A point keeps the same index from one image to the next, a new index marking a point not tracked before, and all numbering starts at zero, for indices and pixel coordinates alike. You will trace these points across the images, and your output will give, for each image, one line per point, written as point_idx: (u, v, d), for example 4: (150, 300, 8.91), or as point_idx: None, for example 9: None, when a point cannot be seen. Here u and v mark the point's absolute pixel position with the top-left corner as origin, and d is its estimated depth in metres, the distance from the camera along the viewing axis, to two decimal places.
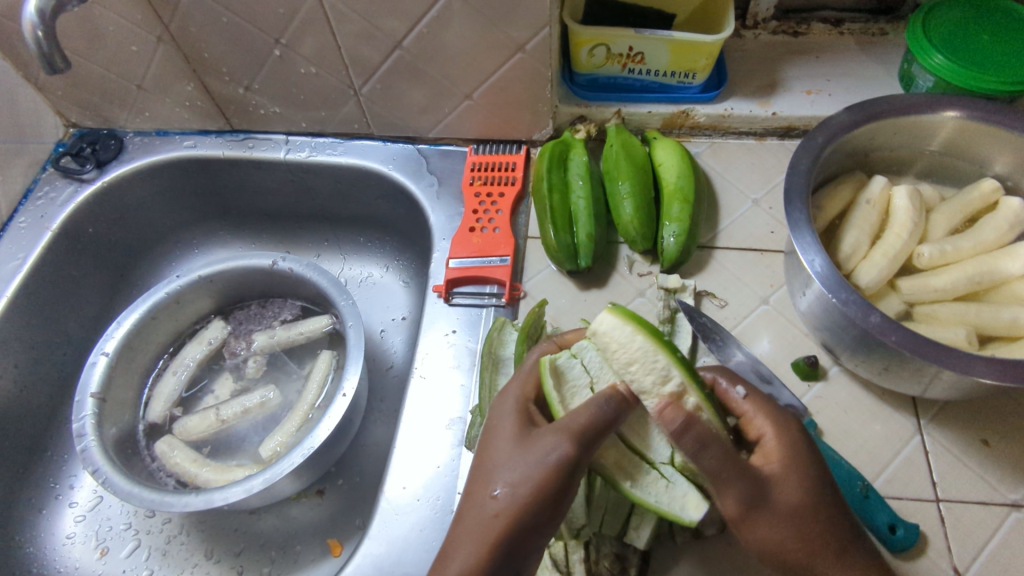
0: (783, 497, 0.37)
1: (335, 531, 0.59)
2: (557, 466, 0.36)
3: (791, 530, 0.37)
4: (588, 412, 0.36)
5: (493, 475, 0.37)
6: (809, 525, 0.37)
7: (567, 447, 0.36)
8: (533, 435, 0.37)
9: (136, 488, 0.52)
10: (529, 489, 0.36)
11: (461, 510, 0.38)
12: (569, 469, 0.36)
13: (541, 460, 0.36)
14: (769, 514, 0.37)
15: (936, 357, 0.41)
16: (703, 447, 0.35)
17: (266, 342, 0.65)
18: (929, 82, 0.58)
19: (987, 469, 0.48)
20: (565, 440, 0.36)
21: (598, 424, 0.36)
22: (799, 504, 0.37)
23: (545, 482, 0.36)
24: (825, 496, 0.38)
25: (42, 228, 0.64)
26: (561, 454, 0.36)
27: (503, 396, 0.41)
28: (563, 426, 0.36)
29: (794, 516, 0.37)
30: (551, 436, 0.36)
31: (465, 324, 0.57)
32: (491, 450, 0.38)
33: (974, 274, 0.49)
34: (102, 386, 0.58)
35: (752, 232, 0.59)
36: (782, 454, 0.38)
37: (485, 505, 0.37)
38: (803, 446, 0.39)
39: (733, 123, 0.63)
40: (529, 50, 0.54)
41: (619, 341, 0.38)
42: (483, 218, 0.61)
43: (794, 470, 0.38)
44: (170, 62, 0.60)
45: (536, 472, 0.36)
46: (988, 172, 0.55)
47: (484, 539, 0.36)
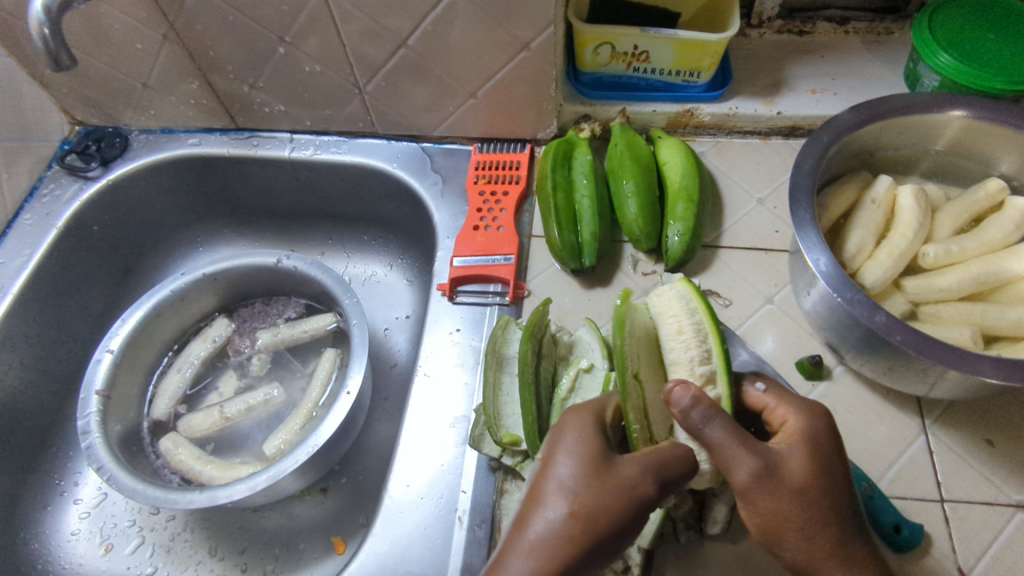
0: (794, 477, 0.36)
1: (339, 528, 0.59)
2: (640, 502, 0.36)
3: (798, 510, 0.36)
4: (678, 455, 0.38)
5: (567, 492, 0.37)
6: (814, 508, 0.36)
7: (652, 486, 0.36)
8: (614, 461, 0.37)
9: (140, 485, 0.52)
10: (609, 517, 0.36)
11: (526, 520, 0.37)
12: (646, 507, 0.37)
13: (626, 491, 0.36)
14: (775, 490, 0.36)
15: (941, 357, 0.41)
16: (709, 422, 0.36)
17: (271, 340, 0.65)
18: (934, 81, 0.58)
19: (992, 469, 0.47)
20: (654, 479, 0.37)
21: (682, 468, 0.38)
22: (809, 483, 0.36)
23: (623, 512, 0.36)
24: (836, 482, 0.37)
25: (47, 226, 0.64)
26: (648, 490, 0.36)
27: (576, 412, 0.40)
28: (652, 462, 0.37)
29: (803, 495, 0.36)
30: (641, 472, 0.37)
31: (469, 322, 0.57)
32: (565, 468, 0.37)
33: (980, 274, 0.48)
34: (107, 383, 0.58)
35: (756, 232, 0.59)
36: (801, 436, 0.38)
37: (553, 519, 0.36)
38: (824, 432, 0.39)
39: (738, 122, 0.63)
40: (534, 48, 0.54)
41: (679, 309, 0.41)
42: (487, 217, 0.61)
43: (809, 452, 0.37)
44: (176, 60, 0.60)
45: (616, 501, 0.36)
46: (993, 172, 0.54)
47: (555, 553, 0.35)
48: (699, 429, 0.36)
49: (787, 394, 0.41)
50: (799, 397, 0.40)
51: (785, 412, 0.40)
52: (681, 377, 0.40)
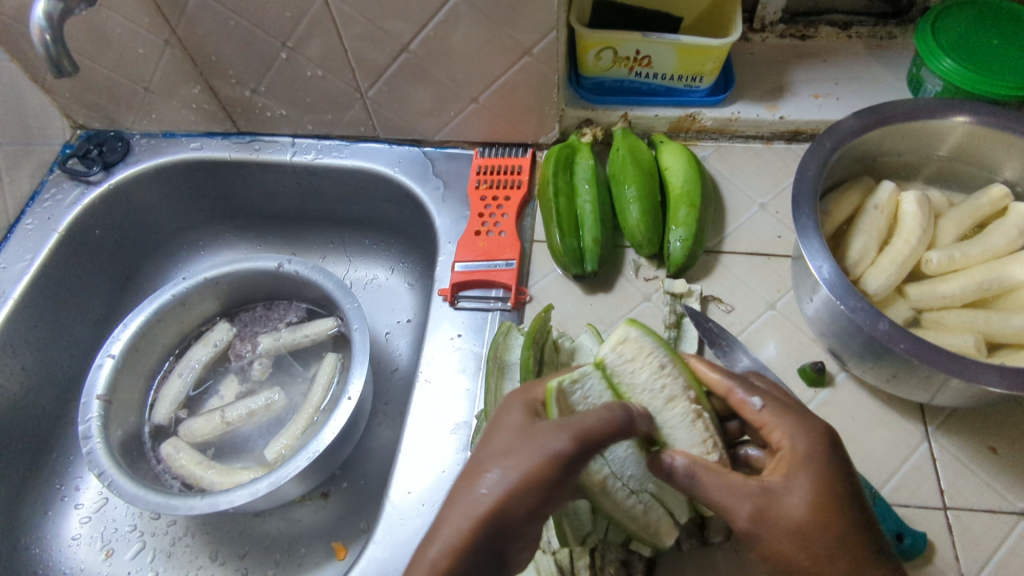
0: (790, 513, 0.36)
1: (339, 534, 0.59)
2: (556, 460, 0.35)
3: (798, 546, 0.36)
4: (603, 418, 0.37)
5: (488, 460, 0.36)
6: (815, 542, 0.36)
7: (569, 443, 0.35)
8: (534, 427, 0.36)
9: (142, 491, 0.52)
10: (522, 477, 0.35)
11: (449, 493, 0.36)
12: (565, 465, 0.35)
13: (540, 449, 0.35)
14: (769, 530, 0.37)
15: (945, 365, 0.41)
16: (695, 478, 0.38)
17: (272, 344, 0.65)
18: (938, 86, 0.58)
19: (996, 476, 0.47)
20: (570, 437, 0.35)
21: (606, 431, 0.36)
22: (811, 515, 0.36)
23: (539, 473, 0.34)
24: (844, 508, 0.36)
25: (49, 230, 0.64)
26: (564, 447, 0.35)
27: (515, 395, 0.40)
28: (570, 423, 0.36)
29: (802, 531, 0.36)
30: (557, 431, 0.36)
31: (471, 328, 0.57)
32: (491, 439, 0.37)
33: (983, 281, 0.48)
34: (109, 388, 0.58)
35: (758, 237, 0.59)
36: (802, 464, 0.38)
37: (475, 490, 0.35)
38: (829, 454, 0.38)
39: (740, 126, 0.63)
40: (536, 53, 0.54)
41: (643, 352, 0.43)
42: (488, 222, 0.61)
43: (807, 481, 0.37)
44: (177, 64, 0.60)
45: (531, 458, 0.35)
46: (997, 178, 0.54)
47: (472, 518, 0.34)
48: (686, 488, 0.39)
49: (780, 408, 0.40)
50: (797, 416, 0.39)
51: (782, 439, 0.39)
52: (682, 411, 0.42)
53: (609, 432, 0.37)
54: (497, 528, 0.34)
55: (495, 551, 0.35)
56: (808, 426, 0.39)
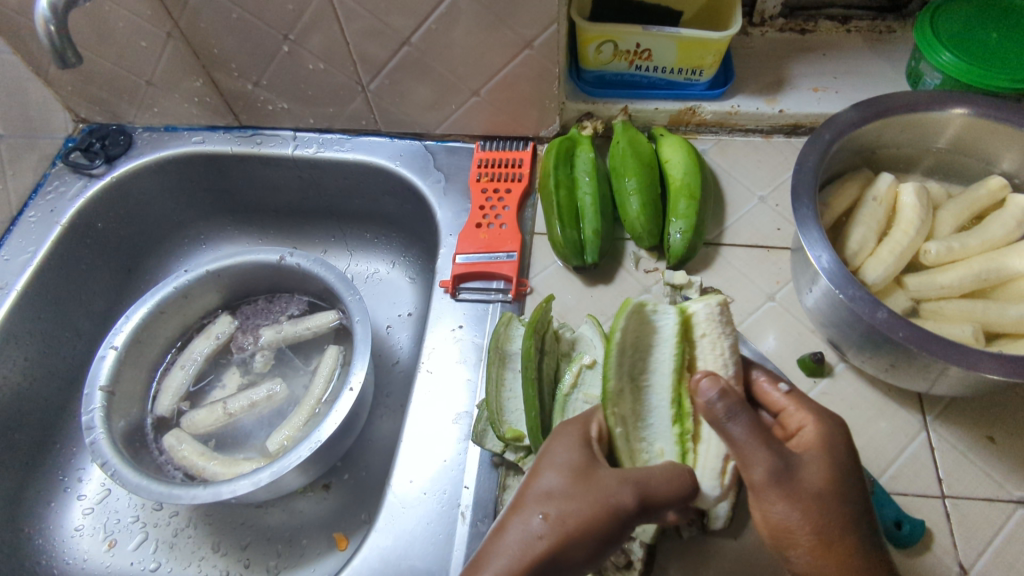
0: (810, 483, 0.37)
1: (341, 525, 0.59)
2: (616, 512, 0.37)
3: (814, 515, 0.37)
4: (665, 475, 0.39)
5: (544, 500, 0.38)
6: (830, 513, 0.37)
7: (630, 498, 0.37)
8: (595, 472, 0.38)
9: (145, 480, 0.52)
10: (577, 523, 0.36)
11: (503, 524, 0.38)
12: (624, 520, 0.37)
13: (601, 499, 0.37)
14: (793, 493, 0.37)
15: (944, 353, 0.41)
16: (733, 417, 0.36)
17: (273, 337, 0.65)
18: (936, 79, 0.58)
19: (994, 465, 0.48)
20: (633, 492, 0.37)
21: (666, 487, 0.38)
22: (825, 487, 0.37)
23: (596, 518, 0.36)
24: (850, 489, 0.38)
25: (52, 223, 0.64)
26: (624, 501, 0.37)
27: (572, 424, 0.41)
28: (630, 476, 0.38)
29: (821, 500, 0.37)
30: (620, 484, 0.37)
31: (472, 319, 0.57)
32: (544, 477, 0.39)
33: (981, 271, 0.48)
34: (111, 379, 0.58)
35: (758, 229, 0.60)
36: (819, 441, 0.39)
37: (528, 528, 0.37)
38: (839, 438, 0.39)
39: (740, 120, 0.63)
40: (537, 46, 0.55)
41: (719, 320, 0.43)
42: (489, 214, 0.61)
43: (826, 455, 0.38)
44: (180, 57, 0.60)
45: (592, 505, 0.37)
46: (995, 170, 0.55)
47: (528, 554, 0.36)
48: (723, 423, 0.36)
49: (806, 399, 0.42)
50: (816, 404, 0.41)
51: (800, 419, 0.41)
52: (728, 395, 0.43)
53: (669, 493, 0.38)
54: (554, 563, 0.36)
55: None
56: (825, 414, 0.41)
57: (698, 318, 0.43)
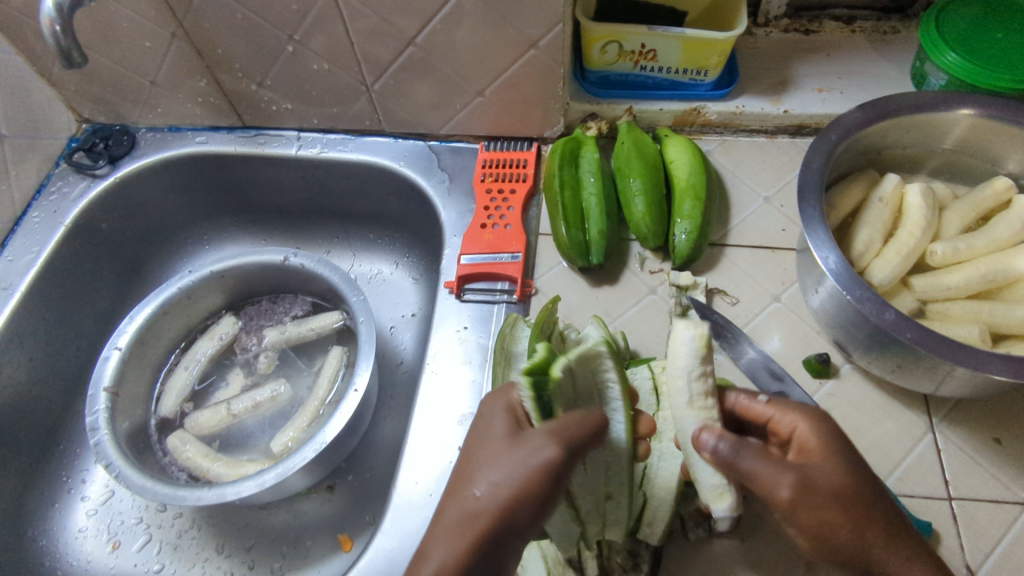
0: (830, 482, 0.37)
1: (345, 526, 0.59)
2: (545, 470, 0.35)
3: (846, 513, 0.36)
4: (575, 420, 0.36)
5: (476, 476, 0.36)
6: (857, 506, 0.36)
7: (554, 452, 0.35)
8: (519, 437, 0.37)
9: (150, 482, 0.52)
10: (512, 491, 0.35)
11: (443, 508, 0.37)
12: (554, 476, 0.35)
13: (526, 462, 0.35)
14: (822, 496, 0.36)
15: (951, 354, 0.41)
16: (738, 452, 0.37)
17: (277, 337, 0.65)
18: (941, 80, 0.59)
19: (1000, 466, 0.48)
20: (555, 444, 0.35)
21: (584, 427, 0.36)
22: (845, 484, 0.37)
23: (528, 484, 0.35)
24: (865, 477, 0.38)
25: (55, 223, 0.64)
26: (549, 457, 0.35)
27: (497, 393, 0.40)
28: (551, 429, 0.36)
29: (847, 496, 0.36)
30: (544, 441, 0.35)
31: (477, 320, 0.57)
32: (477, 453, 0.37)
33: (988, 272, 0.48)
34: (115, 380, 0.58)
35: (763, 230, 0.60)
36: (821, 438, 0.38)
37: (468, 503, 0.36)
38: (836, 432, 0.39)
39: (744, 120, 0.63)
40: (542, 46, 0.55)
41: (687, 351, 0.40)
42: (494, 215, 0.61)
43: (835, 452, 0.38)
44: (184, 57, 0.60)
45: (521, 469, 0.35)
46: (1000, 171, 0.54)
47: (468, 529, 0.35)
48: (734, 460, 0.37)
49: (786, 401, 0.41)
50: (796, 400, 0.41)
51: (791, 422, 0.40)
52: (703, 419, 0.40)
53: (585, 429, 0.36)
54: (507, 532, 0.35)
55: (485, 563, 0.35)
56: (807, 409, 0.40)
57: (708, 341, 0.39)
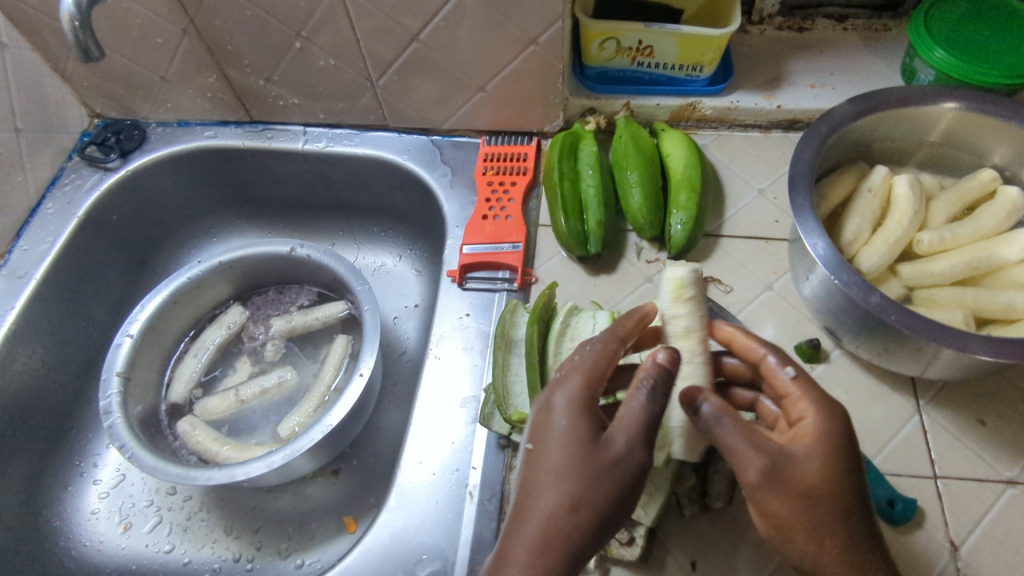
0: (804, 481, 0.37)
1: (350, 509, 0.61)
2: (629, 467, 0.36)
3: (805, 512, 0.37)
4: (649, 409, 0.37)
5: (558, 479, 0.36)
6: (824, 511, 0.37)
7: (637, 450, 0.37)
8: (599, 441, 0.37)
9: (162, 463, 0.53)
10: (601, 496, 0.36)
11: (522, 510, 0.37)
12: (637, 473, 0.37)
13: (613, 465, 0.36)
14: (785, 488, 0.37)
15: (935, 336, 0.43)
16: (719, 422, 0.39)
17: (284, 326, 0.67)
18: (930, 75, 0.60)
19: (984, 446, 0.49)
20: (634, 442, 0.37)
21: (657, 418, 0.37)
22: (823, 487, 0.37)
23: (614, 487, 0.36)
24: (848, 491, 0.37)
25: (68, 214, 0.66)
26: (632, 455, 0.37)
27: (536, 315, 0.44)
28: (627, 425, 0.37)
29: (812, 499, 0.37)
30: (620, 439, 0.37)
31: (478, 307, 0.59)
32: (552, 453, 0.37)
33: (973, 259, 0.50)
34: (127, 365, 0.60)
35: (757, 221, 0.61)
36: (818, 438, 0.38)
37: (549, 509, 0.36)
38: (846, 438, 0.39)
39: (739, 115, 0.65)
40: (542, 43, 0.56)
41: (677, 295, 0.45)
42: (495, 207, 0.63)
43: (824, 455, 0.38)
44: (195, 53, 0.62)
45: (609, 473, 0.36)
46: (986, 163, 0.56)
47: (562, 530, 0.35)
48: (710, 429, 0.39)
49: (813, 387, 0.40)
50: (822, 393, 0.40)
51: (806, 407, 0.40)
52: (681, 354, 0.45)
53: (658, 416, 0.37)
54: (588, 539, 0.36)
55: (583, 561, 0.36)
56: (832, 407, 0.40)
57: (681, 283, 0.45)
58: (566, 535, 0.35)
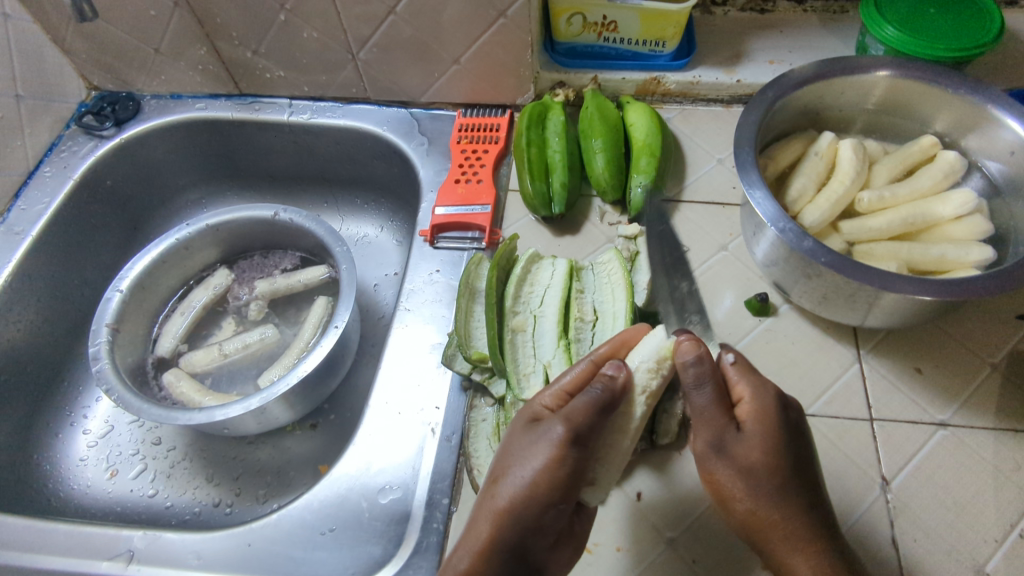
0: (741, 457, 0.42)
1: (326, 459, 0.64)
2: (560, 445, 0.40)
3: (738, 482, 0.41)
4: (584, 400, 0.41)
5: (506, 464, 0.42)
6: (757, 483, 0.41)
7: (565, 429, 0.40)
8: (536, 427, 0.42)
9: (146, 404, 0.56)
10: (537, 475, 0.40)
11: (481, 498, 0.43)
12: (569, 452, 0.40)
13: (547, 443, 0.41)
14: (723, 461, 0.42)
15: (865, 278, 0.46)
16: (699, 385, 0.42)
17: (268, 288, 0.70)
18: (880, 51, 0.63)
19: (919, 392, 0.52)
20: (561, 421, 0.41)
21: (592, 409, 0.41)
22: (755, 464, 0.41)
23: (549, 468, 0.40)
24: (779, 471, 0.41)
25: (65, 177, 0.69)
26: (561, 432, 0.40)
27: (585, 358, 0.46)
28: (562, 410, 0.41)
29: (749, 472, 0.41)
30: (553, 421, 0.41)
31: (448, 264, 0.62)
32: (509, 446, 0.43)
33: (908, 216, 0.53)
34: (116, 318, 0.63)
35: (716, 187, 0.64)
36: (755, 418, 0.42)
37: (496, 490, 0.42)
38: (779, 412, 0.42)
39: (701, 90, 0.69)
40: (510, 16, 0.60)
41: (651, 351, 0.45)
42: (468, 172, 0.66)
43: (762, 436, 0.42)
44: (186, 26, 0.66)
45: (539, 453, 0.41)
46: (929, 130, 0.59)
47: (501, 511, 0.41)
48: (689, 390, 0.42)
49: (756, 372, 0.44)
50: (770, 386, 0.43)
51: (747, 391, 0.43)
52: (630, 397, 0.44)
53: (593, 407, 0.41)
54: (528, 515, 0.41)
55: (522, 543, 0.41)
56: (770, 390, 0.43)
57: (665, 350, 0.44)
58: (502, 516, 0.41)
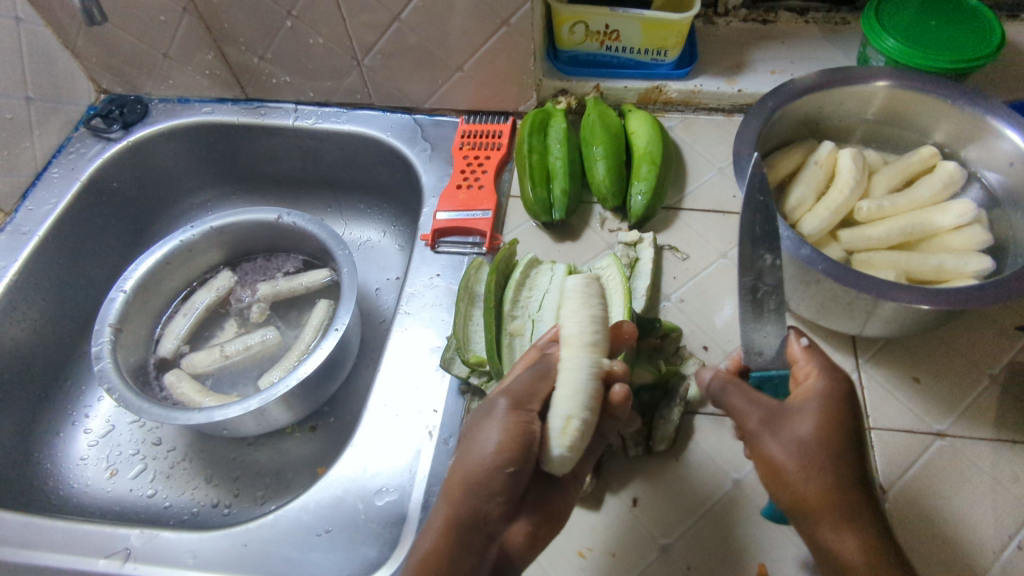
0: (803, 429, 0.37)
1: (324, 461, 0.64)
2: (501, 414, 0.39)
3: (795, 452, 0.37)
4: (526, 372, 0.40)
5: (464, 445, 0.40)
6: (822, 457, 0.36)
7: (507, 399, 0.39)
8: (489, 406, 0.41)
9: (146, 403, 0.56)
10: (484, 445, 0.38)
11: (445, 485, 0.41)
12: (516, 420, 0.38)
13: (492, 415, 0.39)
14: (777, 432, 0.37)
15: (863, 286, 0.46)
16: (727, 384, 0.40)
17: (270, 290, 0.70)
18: (881, 62, 0.64)
19: (917, 401, 0.52)
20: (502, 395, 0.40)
21: (534, 378, 0.40)
22: (822, 437, 0.37)
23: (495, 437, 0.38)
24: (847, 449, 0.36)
25: (72, 179, 0.70)
26: (503, 404, 0.39)
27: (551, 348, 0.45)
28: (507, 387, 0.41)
29: (812, 445, 0.37)
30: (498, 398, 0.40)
31: (449, 269, 0.62)
32: (469, 431, 0.41)
33: (908, 225, 0.53)
34: (119, 318, 0.63)
35: (716, 196, 0.65)
36: (825, 398, 0.38)
37: (452, 472, 0.40)
38: (847, 396, 0.38)
39: (703, 99, 0.69)
40: (513, 23, 0.60)
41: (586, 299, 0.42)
42: (469, 177, 0.67)
43: (828, 413, 0.37)
44: (194, 31, 0.66)
45: (486, 425, 0.39)
46: (929, 141, 0.60)
47: (458, 485, 0.38)
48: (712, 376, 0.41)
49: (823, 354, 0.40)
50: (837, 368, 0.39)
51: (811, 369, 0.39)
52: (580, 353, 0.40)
53: (533, 376, 0.40)
54: (478, 487, 0.38)
55: (480, 519, 0.38)
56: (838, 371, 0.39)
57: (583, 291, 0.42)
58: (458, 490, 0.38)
